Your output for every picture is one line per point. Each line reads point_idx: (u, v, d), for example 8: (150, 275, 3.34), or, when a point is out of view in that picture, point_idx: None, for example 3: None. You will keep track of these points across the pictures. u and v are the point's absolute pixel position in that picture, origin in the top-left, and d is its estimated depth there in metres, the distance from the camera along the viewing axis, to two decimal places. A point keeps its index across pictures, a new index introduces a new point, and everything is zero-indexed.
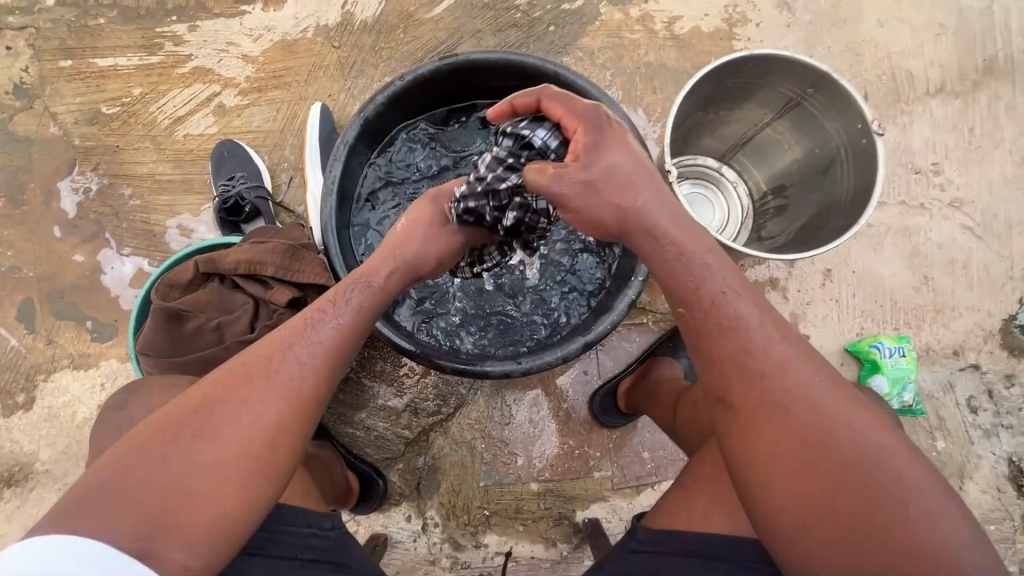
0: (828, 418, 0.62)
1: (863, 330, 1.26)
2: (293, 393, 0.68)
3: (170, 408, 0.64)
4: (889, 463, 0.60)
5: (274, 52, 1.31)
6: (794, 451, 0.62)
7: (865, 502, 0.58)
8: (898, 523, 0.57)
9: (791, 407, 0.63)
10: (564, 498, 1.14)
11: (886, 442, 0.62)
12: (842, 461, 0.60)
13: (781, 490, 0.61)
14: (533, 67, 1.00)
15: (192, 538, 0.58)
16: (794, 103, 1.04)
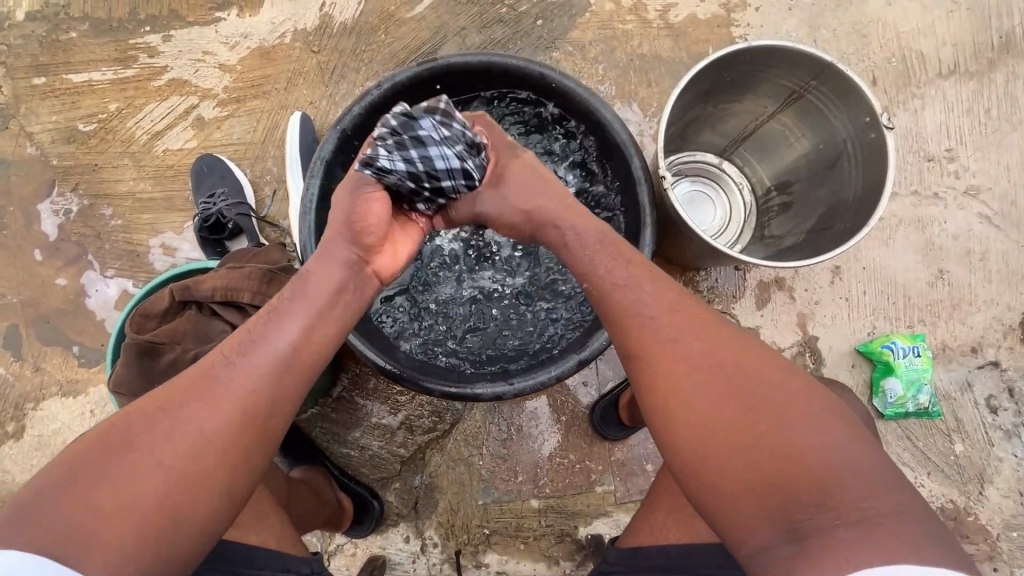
0: (756, 405, 0.60)
1: (875, 329, 1.21)
2: (240, 407, 0.63)
3: (115, 419, 0.62)
4: (820, 440, 0.57)
5: (252, 59, 1.26)
6: (724, 445, 0.59)
7: (801, 483, 0.56)
8: (838, 500, 0.54)
9: (715, 400, 0.62)
10: (566, 514, 1.11)
11: (816, 414, 0.60)
12: (773, 445, 0.58)
13: (720, 490, 0.59)
14: (516, 69, 0.95)
15: (124, 563, 0.55)
16: (797, 95, 0.98)
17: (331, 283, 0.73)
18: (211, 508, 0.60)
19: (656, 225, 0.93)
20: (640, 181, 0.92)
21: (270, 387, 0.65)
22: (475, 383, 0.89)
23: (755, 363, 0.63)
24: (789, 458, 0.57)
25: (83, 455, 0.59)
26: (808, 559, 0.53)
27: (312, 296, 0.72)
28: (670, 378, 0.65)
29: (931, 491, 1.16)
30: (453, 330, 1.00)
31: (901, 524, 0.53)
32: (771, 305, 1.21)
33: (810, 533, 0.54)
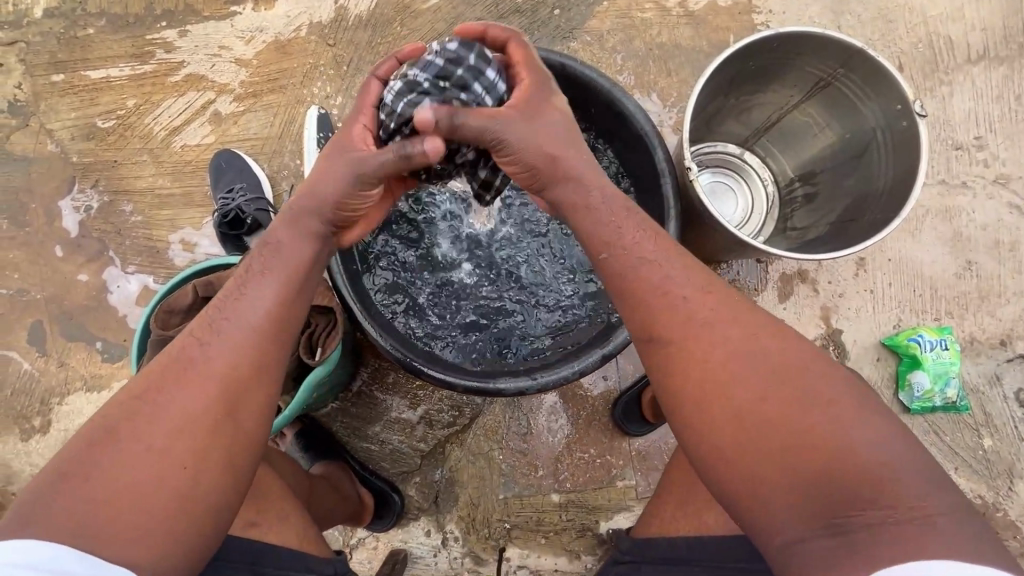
0: (783, 396, 0.58)
1: (901, 322, 1.18)
2: (226, 382, 0.64)
3: (99, 416, 0.61)
4: (852, 431, 0.56)
5: (268, 53, 1.25)
6: (754, 441, 0.58)
7: (834, 479, 0.54)
8: (887, 494, 0.53)
9: (743, 392, 0.60)
10: (586, 509, 1.10)
11: (846, 403, 0.58)
12: (804, 439, 0.56)
13: (749, 487, 0.57)
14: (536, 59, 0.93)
15: (137, 551, 0.55)
16: (824, 83, 0.95)
17: (298, 251, 0.73)
18: (215, 486, 0.61)
19: (680, 218, 0.91)
20: (664, 173, 0.91)
21: (252, 355, 0.66)
22: (499, 378, 0.88)
23: (779, 352, 0.61)
24: (820, 452, 0.55)
25: (73, 454, 0.58)
26: (851, 558, 0.52)
27: (276, 263, 0.72)
28: (693, 371, 0.63)
29: (959, 486, 1.15)
30: (464, 319, 0.99)
31: (936, 516, 0.52)
32: (794, 298, 1.19)
33: (858, 532, 0.52)
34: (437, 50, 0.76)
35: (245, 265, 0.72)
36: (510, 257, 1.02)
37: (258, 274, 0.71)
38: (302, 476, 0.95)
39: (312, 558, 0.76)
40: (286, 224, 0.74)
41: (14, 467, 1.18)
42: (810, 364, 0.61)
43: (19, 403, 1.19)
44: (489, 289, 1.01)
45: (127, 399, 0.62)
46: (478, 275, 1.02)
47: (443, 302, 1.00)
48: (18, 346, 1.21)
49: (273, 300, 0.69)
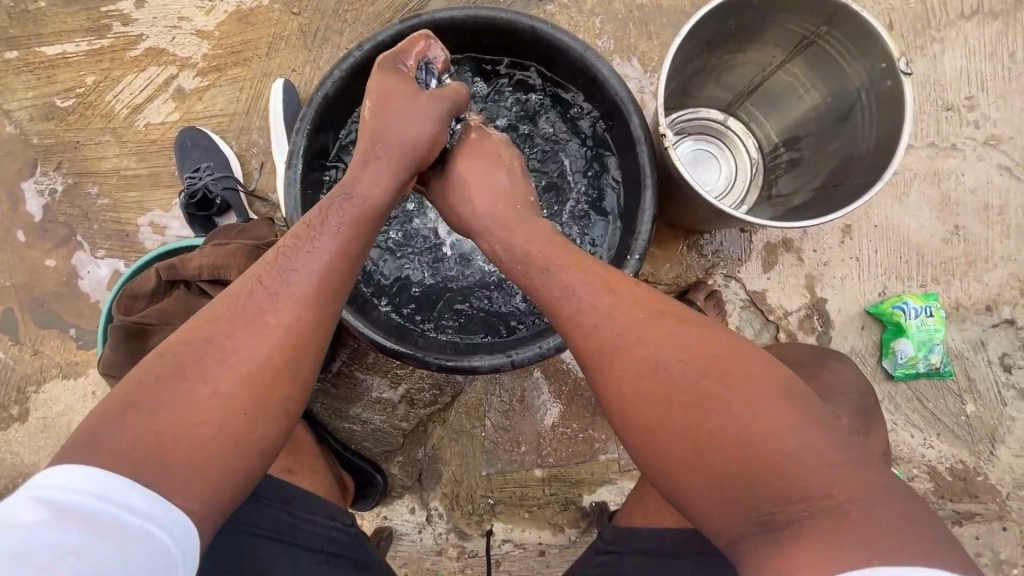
0: (713, 391, 0.56)
1: (886, 290, 1.17)
2: (289, 331, 0.61)
3: (167, 350, 0.58)
4: (784, 427, 0.54)
5: (230, 24, 1.20)
6: (694, 441, 0.56)
7: (769, 476, 0.53)
8: (815, 485, 0.52)
9: (673, 388, 0.57)
10: (570, 483, 1.10)
11: (772, 396, 0.55)
12: (740, 437, 0.54)
13: (696, 487, 0.55)
14: (506, 23, 0.89)
15: (197, 489, 0.53)
16: (807, 42, 0.91)
17: (373, 205, 0.74)
18: (268, 438, 0.58)
19: (657, 187, 0.88)
20: (639, 140, 0.87)
21: (312, 308, 0.64)
22: (473, 356, 0.86)
23: (704, 345, 0.59)
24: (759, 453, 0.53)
25: (136, 387, 0.55)
26: (785, 552, 0.52)
27: (347, 218, 0.71)
28: (630, 363, 0.60)
29: (940, 452, 1.15)
30: (413, 316, 0.95)
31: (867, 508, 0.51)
32: (779, 268, 1.17)
33: (797, 529, 0.52)
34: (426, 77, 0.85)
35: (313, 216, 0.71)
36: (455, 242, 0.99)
37: (327, 226, 0.70)
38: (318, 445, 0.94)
39: (335, 506, 0.77)
40: (373, 170, 0.76)
41: None
42: (750, 353, 0.59)
43: None
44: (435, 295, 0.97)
45: (199, 338, 0.59)
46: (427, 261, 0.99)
47: (393, 300, 0.96)
48: None
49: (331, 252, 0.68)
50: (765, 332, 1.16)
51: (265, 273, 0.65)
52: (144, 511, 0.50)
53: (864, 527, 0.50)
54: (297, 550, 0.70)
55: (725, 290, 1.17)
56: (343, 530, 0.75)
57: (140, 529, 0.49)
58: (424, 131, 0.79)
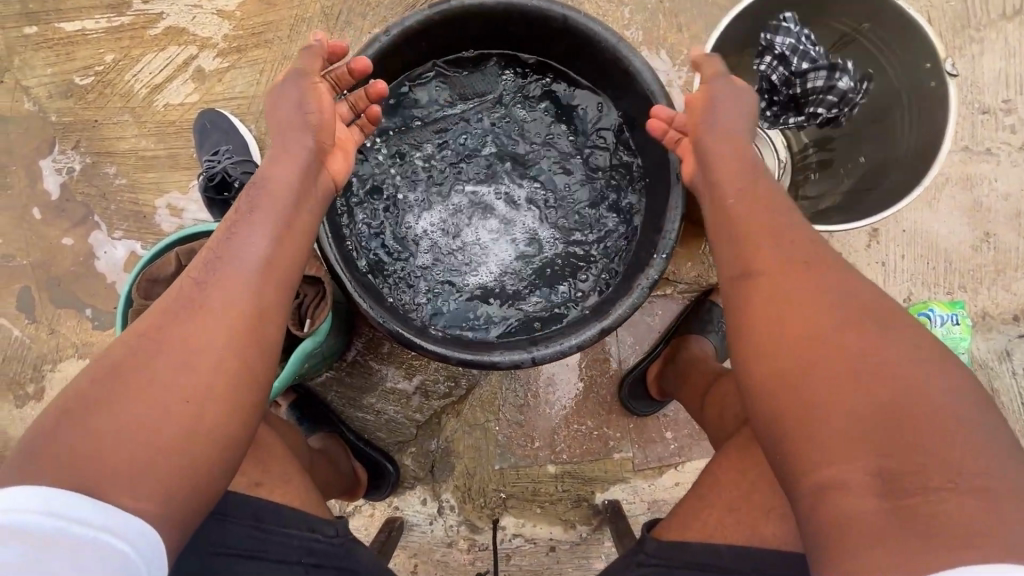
0: (861, 341, 0.55)
1: (912, 296, 1.14)
2: (227, 324, 0.60)
3: (106, 357, 0.57)
4: (938, 394, 0.51)
5: (251, 5, 1.18)
6: (817, 382, 0.54)
7: (897, 446, 0.50)
8: (957, 471, 0.48)
9: (814, 338, 0.57)
10: (582, 480, 1.09)
11: (920, 359, 0.53)
12: (875, 388, 0.52)
13: (804, 431, 0.54)
14: (536, 10, 0.86)
15: (142, 490, 0.52)
16: (849, 38, 0.89)
17: (285, 181, 0.72)
18: (214, 435, 0.57)
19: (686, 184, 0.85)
20: None
21: (250, 298, 0.63)
22: (494, 352, 0.85)
23: (858, 313, 0.57)
24: (904, 411, 0.50)
25: (76, 395, 0.54)
26: (893, 526, 0.48)
27: (263, 200, 0.70)
28: (778, 309, 0.60)
29: None
30: (469, 288, 0.96)
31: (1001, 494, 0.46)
32: None
33: (915, 507, 0.48)
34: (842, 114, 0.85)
35: (232, 211, 0.70)
36: (541, 219, 0.98)
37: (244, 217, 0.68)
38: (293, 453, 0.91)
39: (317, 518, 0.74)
40: (270, 159, 0.75)
41: (11, 433, 1.16)
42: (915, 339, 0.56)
43: (11, 369, 1.17)
44: (493, 269, 0.97)
45: (136, 337, 0.58)
46: (484, 233, 0.98)
47: (446, 272, 0.96)
48: (7, 313, 1.19)
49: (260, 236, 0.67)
50: None
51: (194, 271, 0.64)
52: (102, 524, 0.49)
53: (998, 519, 0.45)
54: (272, 564, 0.69)
55: None
56: (324, 541, 0.72)
57: (100, 542, 0.49)
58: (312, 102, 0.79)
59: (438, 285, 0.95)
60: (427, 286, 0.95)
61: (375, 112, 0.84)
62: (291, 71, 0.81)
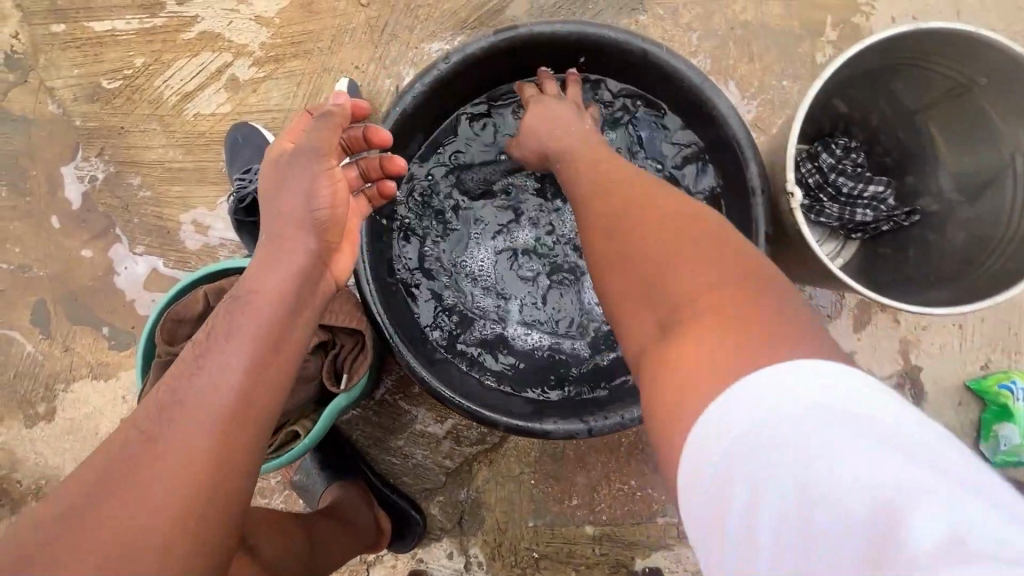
0: (648, 224, 0.56)
1: (990, 363, 1.05)
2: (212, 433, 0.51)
3: (80, 473, 0.49)
4: (702, 258, 0.49)
5: (293, 12, 1.10)
6: (624, 282, 0.55)
7: (665, 308, 0.49)
8: (711, 320, 0.44)
9: (614, 227, 0.59)
10: (622, 544, 1.02)
11: (677, 226, 0.54)
12: (638, 261, 0.54)
13: (618, 312, 0.56)
14: (613, 42, 0.78)
15: None
16: (957, 92, 0.81)
17: (279, 296, 0.61)
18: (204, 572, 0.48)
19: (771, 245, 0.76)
20: (756, 190, 0.76)
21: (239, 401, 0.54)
22: (545, 418, 0.78)
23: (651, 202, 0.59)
24: (667, 272, 0.50)
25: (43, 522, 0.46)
26: (661, 375, 0.46)
27: (247, 320, 0.58)
28: (593, 206, 0.65)
29: None
30: (495, 320, 0.89)
31: (762, 320, 0.43)
32: (871, 327, 1.06)
33: (677, 357, 0.45)
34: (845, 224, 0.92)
35: (204, 329, 0.59)
36: None
37: (235, 324, 0.58)
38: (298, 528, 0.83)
39: None
40: (261, 264, 0.63)
41: (19, 454, 1.10)
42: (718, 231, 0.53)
43: (22, 386, 1.11)
44: (523, 300, 0.90)
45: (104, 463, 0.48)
46: (519, 263, 0.91)
47: (475, 304, 0.90)
48: (21, 326, 1.13)
49: (246, 343, 0.56)
50: None
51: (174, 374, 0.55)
52: None
53: (720, 346, 0.42)
54: None
55: None
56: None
57: None
58: (307, 189, 0.65)
59: (466, 318, 0.89)
60: (455, 318, 0.89)
61: (388, 189, 0.74)
62: (301, 143, 0.65)
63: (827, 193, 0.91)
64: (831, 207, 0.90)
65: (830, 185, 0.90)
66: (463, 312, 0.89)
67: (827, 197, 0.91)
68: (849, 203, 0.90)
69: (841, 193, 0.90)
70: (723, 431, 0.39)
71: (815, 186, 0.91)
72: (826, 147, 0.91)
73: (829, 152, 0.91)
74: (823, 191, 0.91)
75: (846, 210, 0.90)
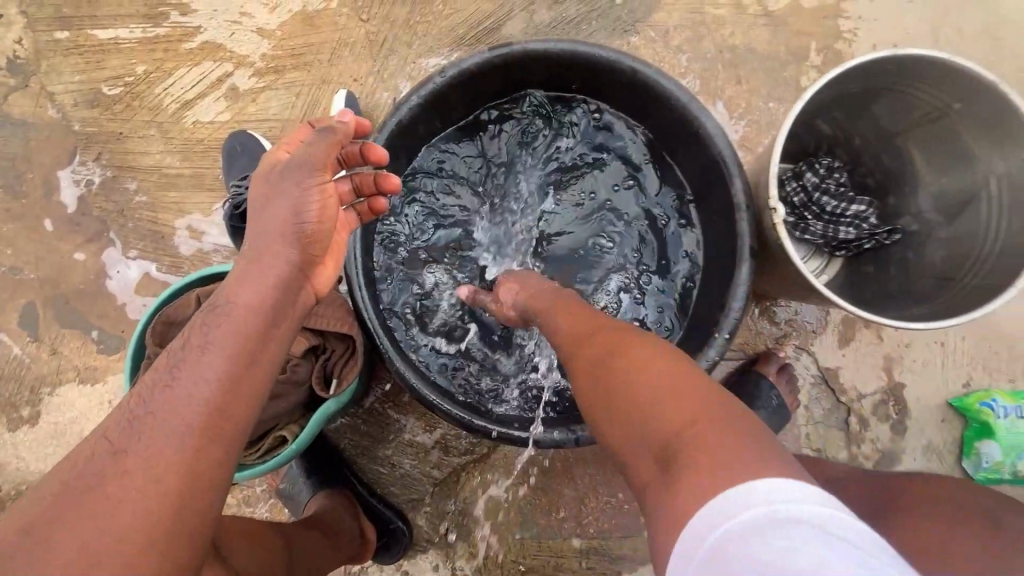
0: (615, 347, 0.59)
1: (972, 381, 1.07)
2: (194, 431, 0.52)
3: (76, 459, 0.52)
4: (671, 374, 0.53)
5: (294, 25, 1.13)
6: (604, 405, 0.55)
7: (657, 428, 0.49)
8: (699, 437, 0.46)
9: (588, 348, 0.62)
10: (609, 558, 1.01)
11: (643, 347, 0.58)
12: (615, 379, 0.55)
13: (603, 432, 0.56)
14: (604, 62, 0.81)
15: None
16: (934, 116, 0.83)
17: (255, 308, 0.60)
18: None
19: (754, 260, 0.77)
20: (740, 206, 0.78)
21: (216, 402, 0.54)
22: (533, 427, 0.78)
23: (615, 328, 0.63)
24: (645, 393, 0.52)
25: (30, 520, 0.48)
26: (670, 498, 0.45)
27: (219, 329, 0.58)
28: (571, 332, 0.67)
29: None
30: (476, 336, 0.91)
31: (744, 433, 0.46)
32: (855, 344, 1.07)
33: (682, 475, 0.45)
34: (831, 242, 0.94)
35: (181, 339, 0.58)
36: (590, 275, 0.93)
37: (212, 331, 0.58)
38: (276, 536, 0.81)
39: None
40: (239, 276, 0.62)
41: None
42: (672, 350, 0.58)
43: (7, 390, 1.10)
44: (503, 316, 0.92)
45: (99, 450, 0.51)
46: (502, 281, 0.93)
47: (457, 321, 0.91)
48: (9, 329, 1.12)
49: (221, 355, 0.56)
50: (836, 414, 1.07)
51: (157, 371, 0.56)
52: None
53: (717, 462, 0.44)
54: None
55: (796, 363, 1.07)
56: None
57: None
58: (294, 198, 0.64)
59: (449, 334, 0.91)
60: (439, 334, 0.90)
61: (380, 207, 0.75)
62: (296, 155, 0.65)
63: (813, 212, 0.93)
64: (817, 225, 0.93)
65: (815, 203, 0.93)
66: (446, 329, 0.91)
67: (813, 215, 0.93)
68: (834, 221, 0.93)
69: (825, 211, 0.93)
70: (748, 506, 0.40)
71: (799, 205, 0.94)
72: (811, 167, 0.95)
73: (813, 172, 0.94)
74: (808, 209, 0.94)
75: (831, 228, 0.92)
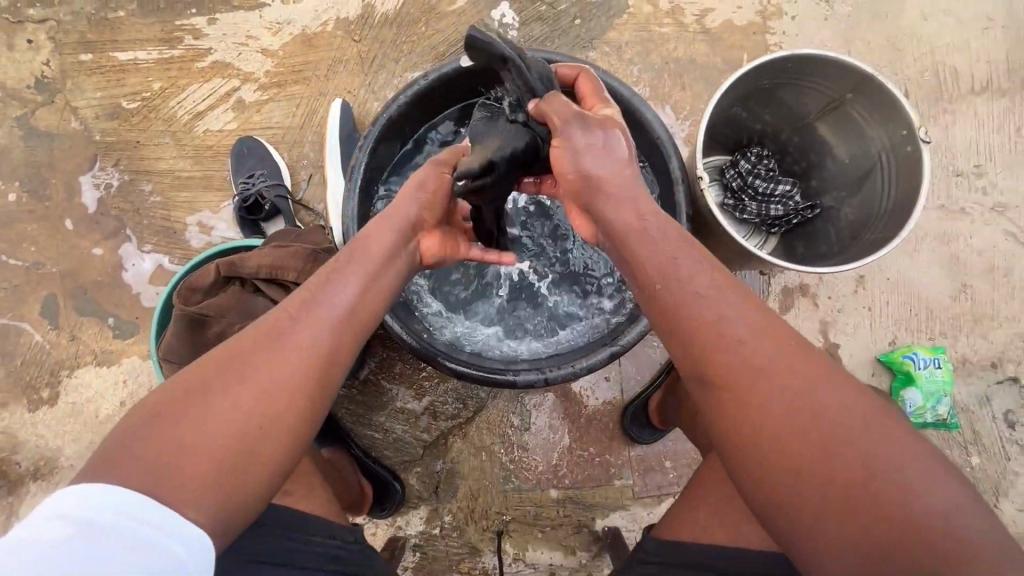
0: (789, 385, 0.55)
1: (897, 339, 1.22)
2: (307, 358, 0.62)
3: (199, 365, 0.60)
4: (871, 442, 0.51)
5: (295, 46, 1.29)
6: (789, 467, 0.52)
7: (871, 515, 0.48)
8: (930, 533, 0.47)
9: (757, 385, 0.55)
10: (583, 506, 1.12)
11: (832, 394, 0.54)
12: (806, 443, 0.52)
13: (771, 492, 0.53)
14: (560, 65, 0.97)
15: (206, 497, 0.53)
16: (835, 105, 1.01)
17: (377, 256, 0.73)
18: (262, 481, 0.57)
19: (691, 224, 0.93)
20: (677, 180, 0.94)
21: (330, 337, 0.64)
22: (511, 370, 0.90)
23: (781, 355, 0.57)
24: (849, 467, 0.50)
25: (160, 405, 0.56)
26: None
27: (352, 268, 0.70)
28: (715, 351, 0.58)
29: None
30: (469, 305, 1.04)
31: (965, 516, 0.48)
32: (794, 310, 1.22)
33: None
34: (766, 220, 1.09)
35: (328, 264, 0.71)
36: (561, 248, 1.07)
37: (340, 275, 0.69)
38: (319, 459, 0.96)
39: (336, 524, 0.78)
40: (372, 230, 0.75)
41: (20, 437, 1.18)
42: (843, 383, 0.55)
43: (28, 373, 1.20)
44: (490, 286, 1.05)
45: (223, 359, 0.60)
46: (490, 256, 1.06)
47: (449, 290, 1.04)
48: (31, 318, 1.22)
49: (340, 304, 0.66)
50: None
51: (286, 306, 0.65)
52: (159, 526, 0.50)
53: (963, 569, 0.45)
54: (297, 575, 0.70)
55: None
56: (344, 547, 0.77)
57: (158, 545, 0.50)
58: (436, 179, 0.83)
59: (445, 301, 1.04)
60: (435, 301, 1.03)
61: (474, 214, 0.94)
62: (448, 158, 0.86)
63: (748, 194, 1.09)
64: (752, 206, 1.08)
65: (749, 186, 1.09)
66: (441, 296, 1.04)
67: (749, 198, 1.10)
68: (766, 201, 1.08)
69: (756, 193, 1.09)
70: None
71: (738, 188, 1.11)
72: (744, 156, 1.11)
73: (746, 161, 1.10)
74: (744, 191, 1.10)
75: (764, 207, 1.08)
